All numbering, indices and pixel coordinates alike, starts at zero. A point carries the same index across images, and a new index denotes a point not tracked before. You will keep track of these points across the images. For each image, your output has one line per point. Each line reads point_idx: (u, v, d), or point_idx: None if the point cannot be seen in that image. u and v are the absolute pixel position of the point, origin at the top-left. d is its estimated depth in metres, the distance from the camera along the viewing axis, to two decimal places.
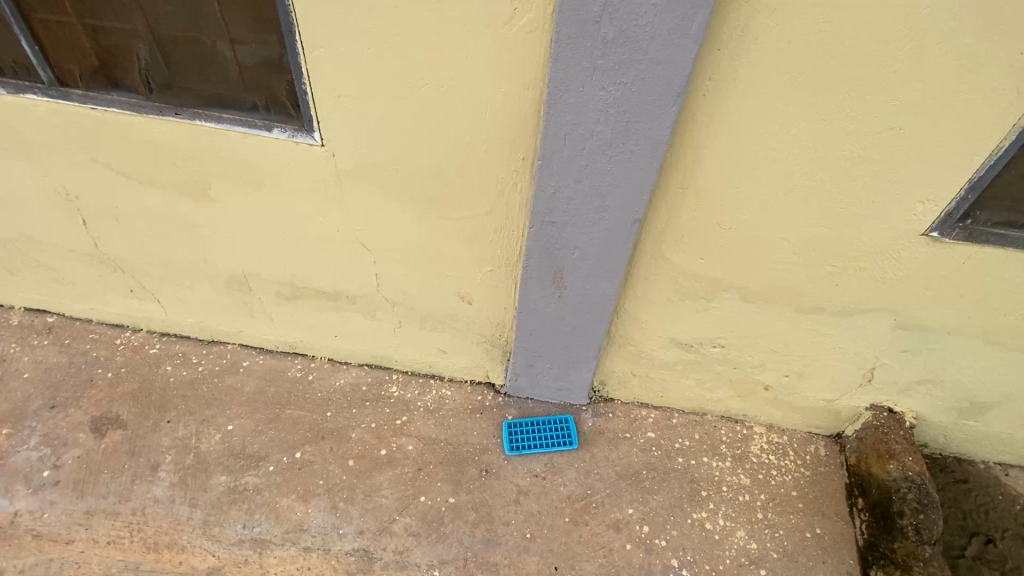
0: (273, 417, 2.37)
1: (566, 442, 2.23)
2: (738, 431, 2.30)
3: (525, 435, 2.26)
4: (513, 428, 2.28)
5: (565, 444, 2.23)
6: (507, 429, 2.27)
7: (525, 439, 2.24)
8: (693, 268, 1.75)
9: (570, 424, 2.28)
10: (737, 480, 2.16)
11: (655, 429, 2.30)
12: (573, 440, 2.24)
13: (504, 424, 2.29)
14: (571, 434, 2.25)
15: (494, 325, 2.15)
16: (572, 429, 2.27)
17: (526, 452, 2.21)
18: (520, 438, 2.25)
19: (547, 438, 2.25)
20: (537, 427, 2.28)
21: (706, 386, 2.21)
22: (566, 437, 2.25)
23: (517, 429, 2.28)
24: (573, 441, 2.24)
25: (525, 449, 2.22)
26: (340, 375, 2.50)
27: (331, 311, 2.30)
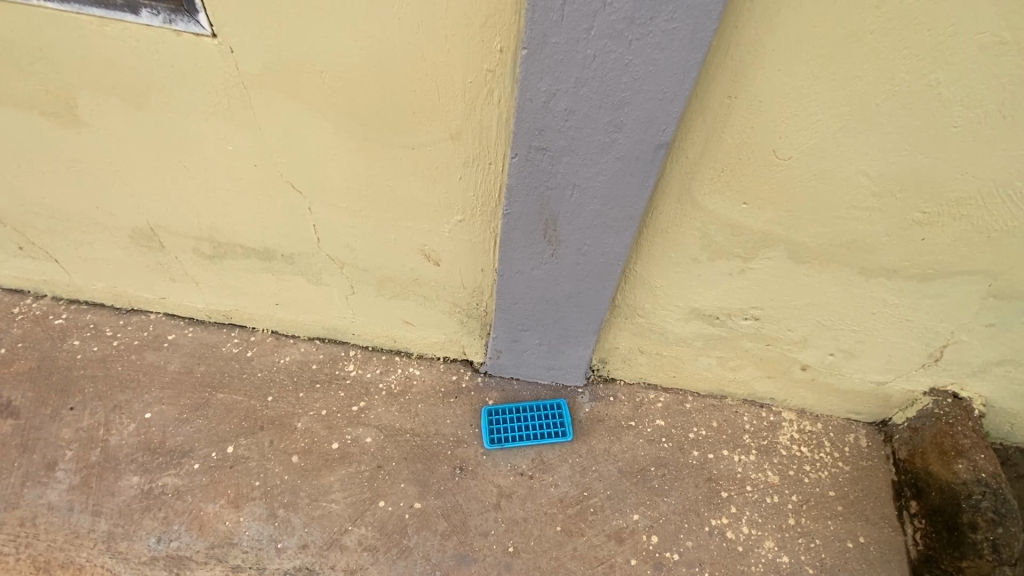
0: (201, 403, 1.95)
1: (558, 433, 1.84)
2: (763, 418, 1.92)
3: (508, 424, 1.86)
4: (493, 416, 1.87)
5: (556, 436, 1.84)
6: (486, 417, 1.86)
7: (509, 430, 1.85)
8: (731, 216, 1.31)
9: (564, 413, 1.89)
10: (764, 479, 1.79)
11: (665, 416, 1.91)
12: (566, 432, 1.85)
13: (482, 411, 1.88)
14: (564, 425, 1.86)
15: (469, 292, 1.71)
16: (566, 418, 1.87)
17: (510, 444, 1.82)
18: (502, 429, 1.85)
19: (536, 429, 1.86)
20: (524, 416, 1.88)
21: (730, 366, 1.82)
22: (558, 428, 1.86)
23: (499, 417, 1.87)
24: (566, 433, 1.84)
25: (508, 441, 1.82)
26: (285, 352, 2.07)
27: (266, 275, 1.84)
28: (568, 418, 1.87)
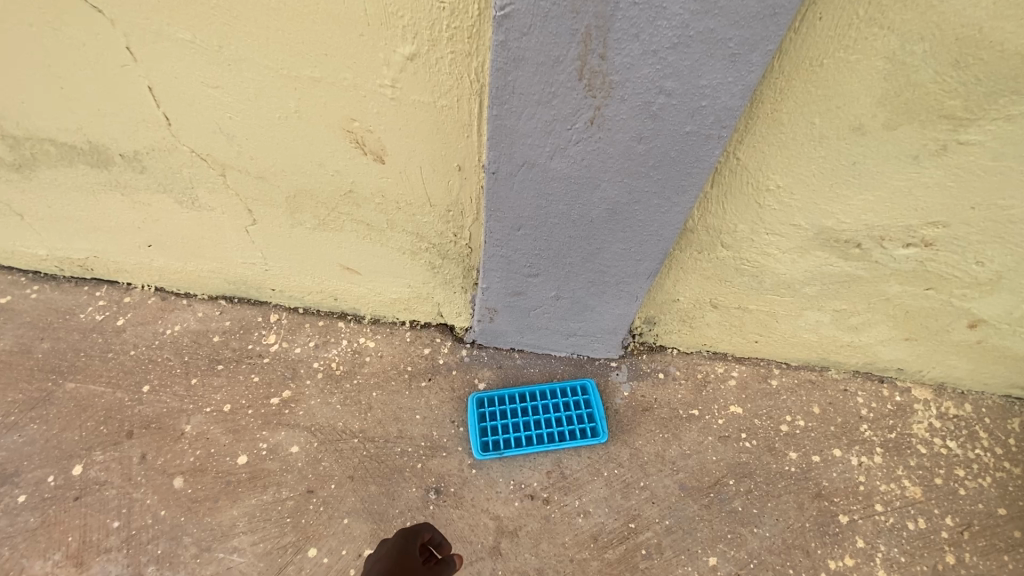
0: (40, 398, 1.28)
1: (585, 435, 1.21)
2: (886, 399, 1.30)
3: (508, 422, 1.23)
4: (486, 410, 1.24)
5: (582, 436, 1.20)
6: (476, 411, 1.23)
7: (510, 431, 1.22)
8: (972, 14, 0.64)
9: (594, 403, 1.25)
10: (900, 493, 1.17)
11: (742, 400, 1.28)
12: (599, 432, 1.21)
13: (469, 402, 1.24)
14: (595, 421, 1.23)
15: (438, 215, 1.03)
16: (597, 412, 1.23)
17: (513, 453, 1.18)
18: (501, 429, 1.22)
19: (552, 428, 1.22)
20: (533, 409, 1.25)
21: (849, 324, 1.18)
22: (586, 426, 1.22)
23: (496, 411, 1.24)
24: (599, 434, 1.21)
25: (509, 448, 1.19)
26: (173, 318, 1.40)
27: (113, 195, 1.15)
28: (601, 410, 1.23)
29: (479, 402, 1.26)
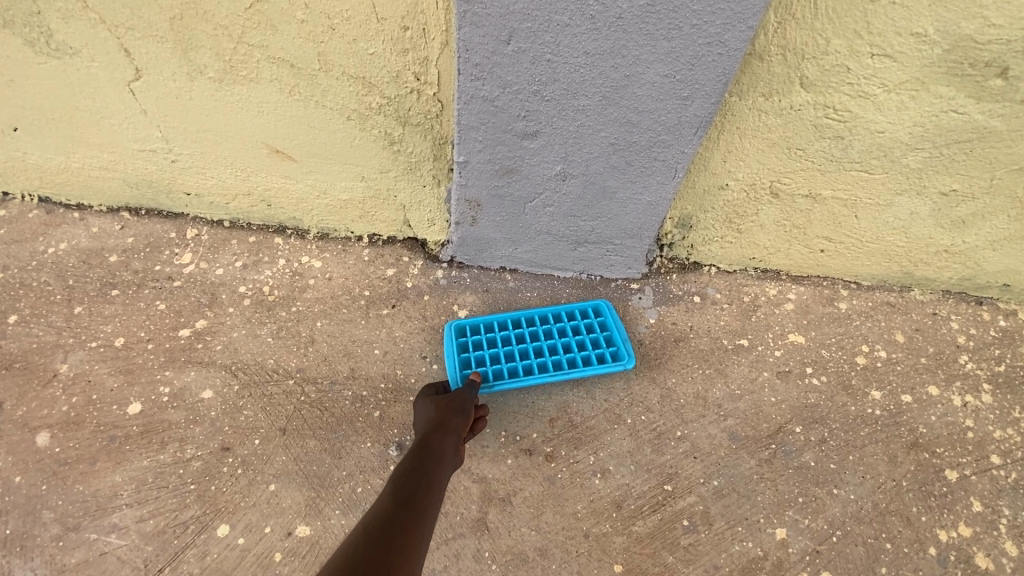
0: None
1: (603, 361, 0.89)
2: (989, 326, 1.00)
3: (498, 351, 0.90)
4: (468, 338, 0.92)
5: (601, 363, 0.89)
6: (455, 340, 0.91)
7: (501, 360, 0.89)
8: None
9: (611, 325, 0.94)
10: (1022, 441, 0.88)
11: (804, 327, 0.97)
12: (622, 357, 0.90)
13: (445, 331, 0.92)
14: (614, 346, 0.92)
15: (390, 40, 0.71)
16: (617, 334, 0.92)
17: (506, 386, 0.86)
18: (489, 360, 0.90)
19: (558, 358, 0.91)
20: (531, 336, 0.93)
21: (954, 215, 0.88)
22: (603, 351, 0.91)
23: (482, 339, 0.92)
24: (622, 359, 0.90)
25: (501, 380, 0.86)
26: (59, 235, 1.07)
27: None
28: (621, 332, 0.93)
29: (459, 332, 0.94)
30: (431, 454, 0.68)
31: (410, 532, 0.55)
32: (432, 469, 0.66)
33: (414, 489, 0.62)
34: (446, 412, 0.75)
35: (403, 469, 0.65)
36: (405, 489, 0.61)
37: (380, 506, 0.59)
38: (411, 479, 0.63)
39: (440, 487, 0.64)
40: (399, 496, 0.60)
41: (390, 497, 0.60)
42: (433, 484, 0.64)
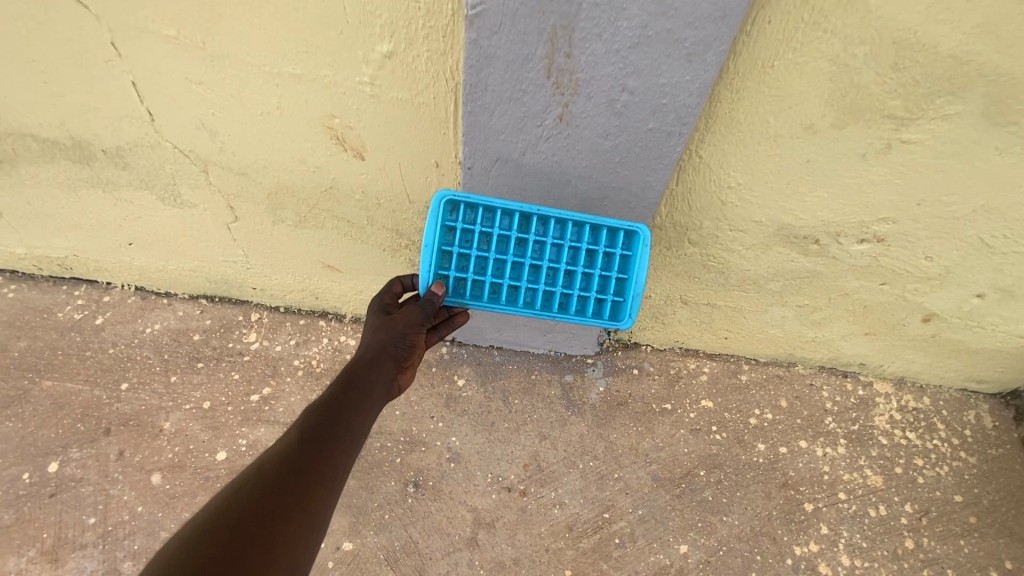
0: (17, 396, 1.27)
1: (602, 316, 0.97)
2: (850, 393, 1.35)
3: (492, 266, 0.94)
4: (469, 228, 0.92)
5: (585, 313, 0.97)
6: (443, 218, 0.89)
7: (492, 274, 0.94)
8: (909, 20, 0.69)
9: (630, 272, 0.94)
10: (862, 482, 1.23)
11: (713, 393, 1.32)
12: (622, 316, 0.96)
13: (433, 204, 0.87)
14: (621, 300, 0.96)
15: (417, 212, 1.06)
16: (631, 289, 0.94)
17: (482, 306, 0.95)
18: (477, 261, 0.95)
19: (552, 285, 0.96)
20: (534, 251, 0.95)
21: (813, 319, 1.23)
22: (605, 304, 0.97)
23: (474, 230, 0.92)
24: (620, 318, 0.97)
25: (478, 299, 0.95)
26: (153, 317, 1.40)
27: (93, 192, 1.15)
28: (636, 287, 0.94)
29: (453, 204, 0.91)
30: (356, 382, 0.86)
31: (314, 458, 0.71)
32: (357, 399, 0.83)
33: (331, 417, 0.78)
34: (386, 342, 0.91)
35: (327, 396, 0.82)
36: (321, 420, 0.77)
37: (294, 431, 0.76)
38: (332, 406, 0.80)
39: (356, 413, 0.81)
40: (313, 424, 0.76)
41: (303, 429, 0.75)
42: (353, 410, 0.81)
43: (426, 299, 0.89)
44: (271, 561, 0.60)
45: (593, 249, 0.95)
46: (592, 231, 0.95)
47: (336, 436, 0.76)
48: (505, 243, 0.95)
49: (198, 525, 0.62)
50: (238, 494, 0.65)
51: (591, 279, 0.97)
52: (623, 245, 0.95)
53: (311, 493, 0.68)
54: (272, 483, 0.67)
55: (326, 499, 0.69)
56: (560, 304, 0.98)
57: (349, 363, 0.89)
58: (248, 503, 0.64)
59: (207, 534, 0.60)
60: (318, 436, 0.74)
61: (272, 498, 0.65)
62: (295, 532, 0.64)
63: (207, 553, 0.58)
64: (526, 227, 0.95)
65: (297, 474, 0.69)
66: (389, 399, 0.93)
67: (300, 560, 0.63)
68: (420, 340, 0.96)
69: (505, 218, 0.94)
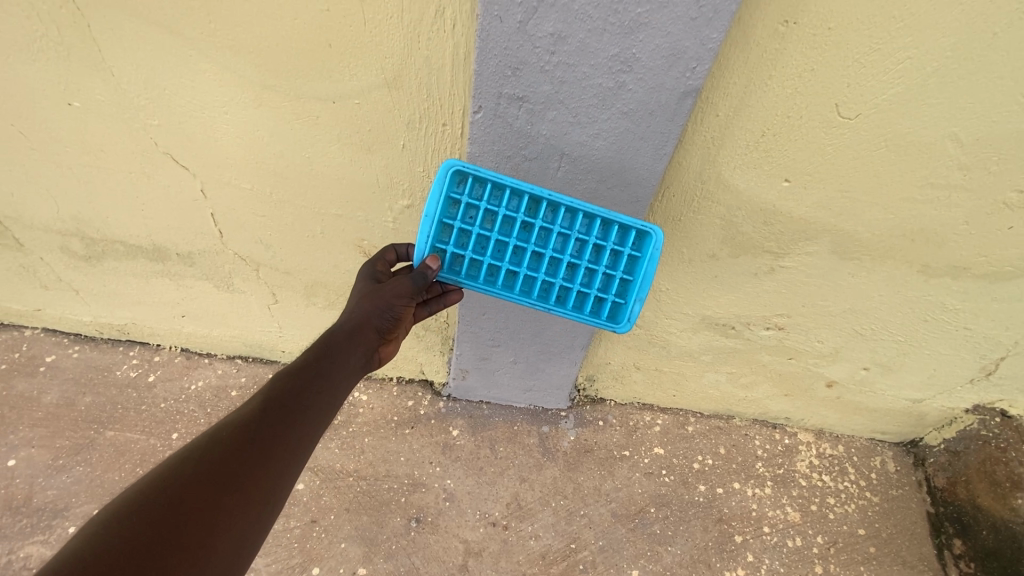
0: (85, 444, 1.52)
1: (600, 315, 0.96)
2: (777, 441, 1.62)
3: (495, 248, 0.93)
4: (479, 204, 0.90)
5: (583, 310, 0.96)
6: (448, 188, 0.87)
7: (493, 258, 0.93)
8: (768, 199, 0.98)
9: (635, 274, 0.94)
10: (783, 517, 1.50)
11: (664, 442, 1.59)
12: (620, 319, 0.96)
13: (440, 173, 0.86)
14: (622, 302, 0.96)
15: None
16: (633, 292, 0.94)
17: (477, 287, 0.93)
18: (478, 239, 0.93)
19: (553, 276, 0.95)
20: (540, 240, 0.94)
21: (741, 383, 1.52)
22: (605, 303, 0.96)
23: (479, 207, 0.90)
24: (617, 320, 0.97)
25: (474, 280, 0.93)
26: (197, 375, 1.66)
27: (162, 280, 1.43)
28: (639, 291, 0.94)
29: (461, 175, 0.89)
30: (334, 352, 0.87)
31: (275, 431, 0.74)
32: (331, 366, 0.85)
33: (300, 387, 0.81)
34: (371, 312, 0.92)
35: (302, 361, 0.85)
36: (289, 390, 0.79)
37: (262, 396, 0.79)
38: (304, 374, 0.82)
39: (327, 383, 0.83)
40: (280, 394, 0.78)
41: (269, 397, 0.78)
42: (324, 379, 0.83)
43: (419, 272, 0.89)
44: (213, 538, 0.63)
45: (601, 245, 0.94)
46: (603, 227, 0.94)
47: (300, 409, 0.78)
48: (511, 224, 0.93)
49: (149, 484, 0.65)
50: (191, 460, 0.69)
51: (594, 275, 0.96)
52: (633, 246, 0.95)
53: (265, 471, 0.71)
54: (224, 455, 0.69)
55: (280, 477, 0.72)
56: (559, 296, 0.97)
57: (330, 328, 0.90)
58: (198, 473, 0.67)
59: (152, 499, 0.64)
60: (281, 409, 0.77)
61: (223, 468, 0.68)
62: (243, 509, 0.67)
63: (150, 519, 0.62)
64: (534, 211, 0.93)
65: (252, 446, 0.71)
66: (367, 367, 0.95)
67: (246, 536, 0.67)
68: (406, 314, 0.96)
69: (515, 199, 0.91)
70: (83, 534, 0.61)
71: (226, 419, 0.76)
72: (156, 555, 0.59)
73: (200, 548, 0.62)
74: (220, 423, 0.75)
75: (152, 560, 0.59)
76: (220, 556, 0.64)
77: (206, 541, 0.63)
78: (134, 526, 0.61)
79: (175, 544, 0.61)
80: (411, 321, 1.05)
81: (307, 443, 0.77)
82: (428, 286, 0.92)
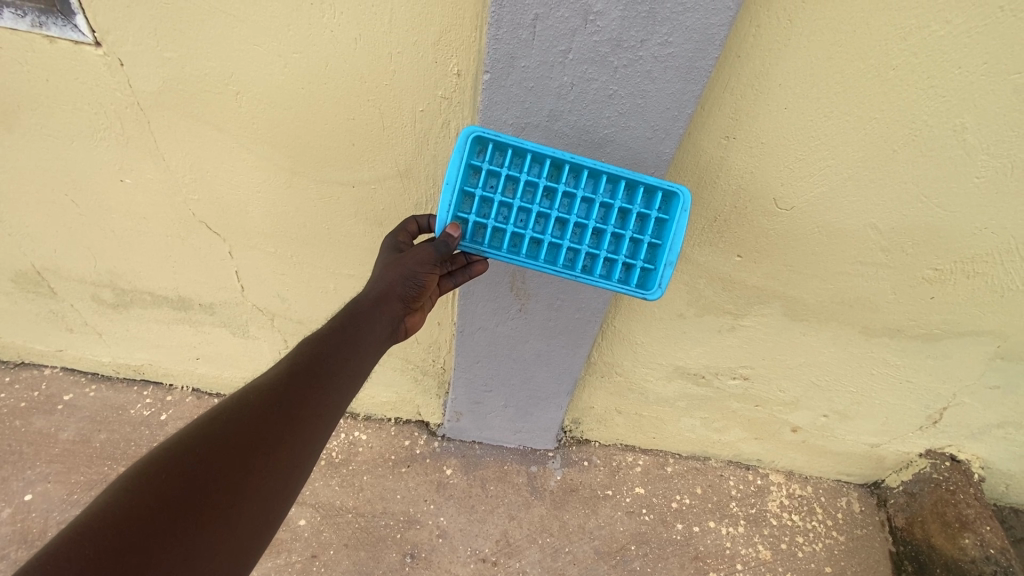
0: (99, 480, 1.57)
1: (629, 282, 0.94)
2: (751, 482, 1.73)
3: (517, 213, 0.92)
4: (499, 170, 0.89)
5: (612, 279, 0.94)
6: (468, 157, 0.87)
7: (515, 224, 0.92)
8: (724, 270, 1.14)
9: (665, 237, 0.92)
10: (755, 555, 1.60)
11: (645, 482, 1.70)
12: (650, 285, 0.93)
13: (460, 139, 0.85)
14: (651, 268, 0.94)
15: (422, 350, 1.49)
16: (663, 257, 0.92)
17: (500, 256, 0.92)
18: (499, 208, 0.92)
19: (578, 241, 0.93)
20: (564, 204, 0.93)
21: (715, 427, 1.65)
22: (634, 269, 0.94)
23: (500, 174, 0.89)
24: (648, 287, 0.94)
25: (497, 249, 0.92)
26: None
27: (183, 326, 1.55)
28: (669, 255, 0.92)
29: (481, 143, 0.89)
30: (356, 323, 0.88)
31: (299, 398, 0.78)
32: (354, 335, 0.87)
33: (324, 357, 0.83)
34: (393, 281, 0.92)
35: (327, 330, 0.87)
36: (312, 360, 0.82)
37: (287, 364, 0.82)
38: (327, 344, 0.84)
39: (349, 352, 0.85)
40: (304, 364, 0.81)
41: (294, 366, 0.81)
42: (346, 348, 0.85)
43: (442, 239, 0.87)
44: (240, 497, 0.68)
45: (627, 209, 0.92)
46: (628, 190, 0.93)
47: (325, 375, 0.81)
48: (532, 192, 0.93)
49: (178, 443, 0.70)
50: (219, 421, 0.73)
51: (621, 241, 0.95)
52: (660, 209, 0.93)
53: (290, 437, 0.74)
54: (251, 421, 0.73)
55: (304, 444, 0.76)
56: (585, 265, 0.95)
57: (355, 299, 0.92)
58: (225, 434, 0.71)
59: (181, 457, 0.68)
60: (308, 374, 0.80)
61: (250, 431, 0.72)
62: (267, 473, 0.71)
63: (181, 475, 0.66)
64: (557, 176, 0.92)
65: (278, 411, 0.75)
66: (394, 336, 0.96)
67: (271, 499, 0.71)
68: (431, 282, 0.95)
69: (535, 166, 0.92)
70: (114, 488, 0.65)
71: (255, 381, 0.80)
72: (185, 512, 0.64)
73: (226, 508, 0.67)
74: (249, 385, 0.79)
75: (182, 519, 0.64)
76: (245, 515, 0.68)
77: (233, 500, 0.68)
78: (164, 484, 0.65)
79: (204, 501, 0.66)
80: (436, 291, 1.04)
81: (331, 411, 0.81)
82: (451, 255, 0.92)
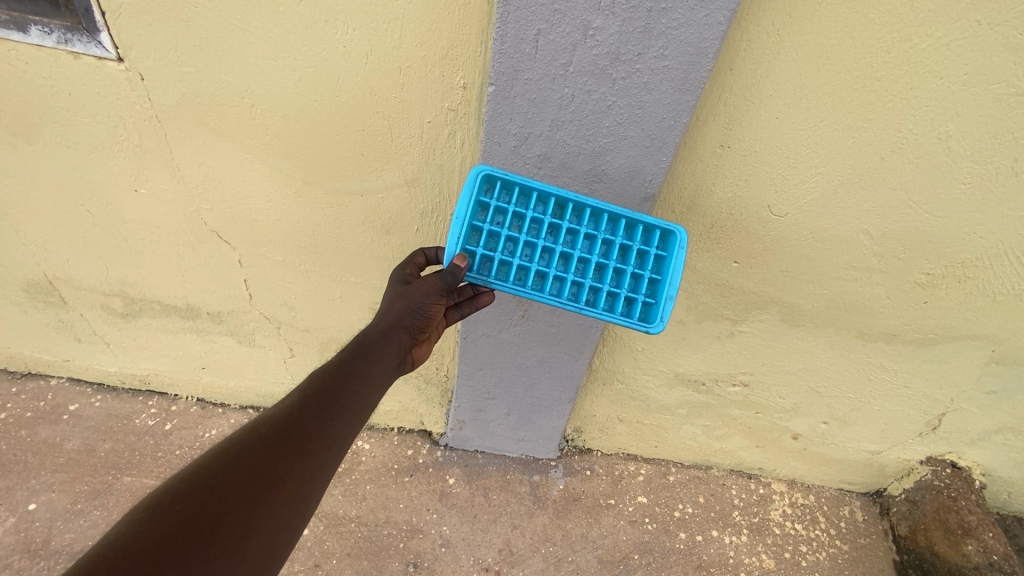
0: (102, 489, 1.57)
1: (633, 316, 0.97)
2: (753, 490, 1.73)
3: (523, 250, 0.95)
4: (507, 209, 0.94)
5: (618, 314, 0.96)
6: (477, 193, 0.92)
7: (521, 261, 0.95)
8: (722, 276, 1.17)
9: (664, 273, 0.96)
10: (758, 564, 1.60)
11: (647, 491, 1.70)
12: (653, 319, 0.96)
13: (470, 176, 0.91)
14: (653, 303, 0.97)
15: None
16: (664, 291, 0.96)
17: (506, 288, 0.94)
18: (505, 242, 0.96)
19: (581, 279, 0.97)
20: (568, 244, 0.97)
21: (716, 435, 1.66)
22: (637, 303, 0.97)
23: (507, 210, 0.94)
24: (651, 320, 0.97)
25: (503, 282, 0.94)
26: (212, 425, 1.73)
27: (190, 335, 1.58)
28: (669, 290, 0.95)
29: (489, 182, 0.94)
30: (364, 355, 0.91)
31: (309, 429, 0.80)
32: (362, 366, 0.89)
33: (334, 388, 0.85)
34: (400, 313, 0.95)
35: (337, 361, 0.89)
36: (321, 391, 0.84)
37: (297, 395, 0.84)
38: (336, 375, 0.87)
39: (357, 383, 0.87)
40: (314, 396, 0.83)
41: (304, 397, 0.83)
42: (355, 380, 0.87)
43: (449, 270, 0.91)
44: (250, 529, 0.70)
45: (627, 246, 0.97)
46: (628, 228, 0.98)
47: (334, 407, 0.83)
48: (537, 229, 0.97)
49: (193, 472, 0.72)
50: (232, 452, 0.75)
51: (622, 277, 0.99)
52: (659, 246, 0.98)
53: (299, 468, 0.76)
54: (262, 451, 0.75)
55: (312, 476, 0.77)
56: (589, 299, 0.98)
57: (364, 330, 0.94)
58: (238, 465, 0.73)
59: (196, 487, 0.70)
60: (318, 407, 0.82)
61: (262, 462, 0.74)
62: (277, 504, 0.73)
63: (195, 506, 0.68)
64: (561, 216, 0.98)
65: (288, 443, 0.77)
66: (403, 365, 0.99)
67: (279, 531, 0.73)
68: (437, 314, 0.99)
69: (540, 205, 0.97)
70: (131, 517, 0.67)
71: (267, 411, 0.82)
72: (198, 544, 0.66)
73: (237, 540, 0.68)
74: (261, 416, 0.81)
75: (195, 549, 0.65)
76: (253, 548, 0.70)
77: (244, 532, 0.69)
78: (179, 514, 0.67)
79: (214, 533, 0.67)
80: (443, 322, 1.07)
81: (340, 442, 0.82)
82: (457, 285, 0.94)
